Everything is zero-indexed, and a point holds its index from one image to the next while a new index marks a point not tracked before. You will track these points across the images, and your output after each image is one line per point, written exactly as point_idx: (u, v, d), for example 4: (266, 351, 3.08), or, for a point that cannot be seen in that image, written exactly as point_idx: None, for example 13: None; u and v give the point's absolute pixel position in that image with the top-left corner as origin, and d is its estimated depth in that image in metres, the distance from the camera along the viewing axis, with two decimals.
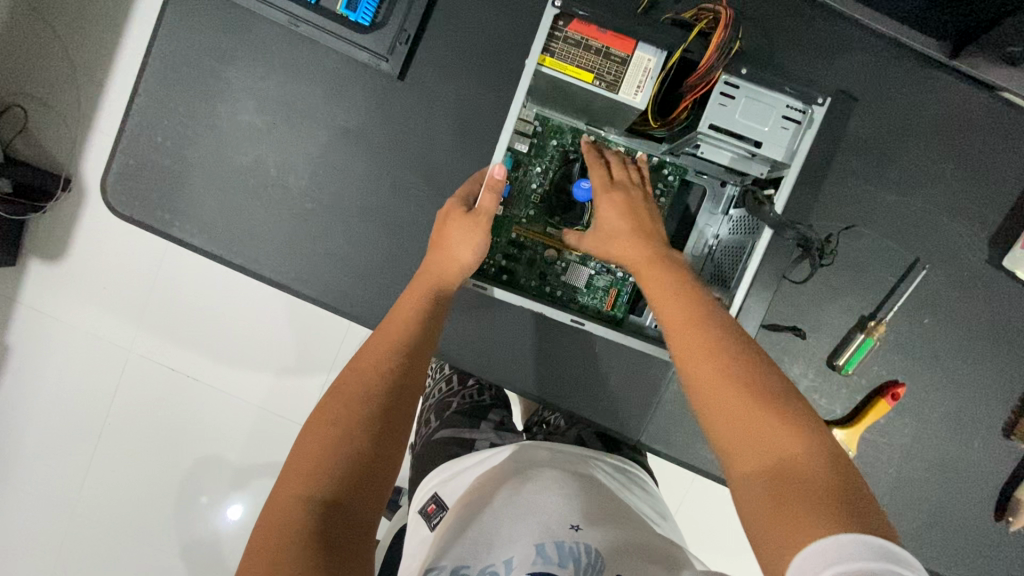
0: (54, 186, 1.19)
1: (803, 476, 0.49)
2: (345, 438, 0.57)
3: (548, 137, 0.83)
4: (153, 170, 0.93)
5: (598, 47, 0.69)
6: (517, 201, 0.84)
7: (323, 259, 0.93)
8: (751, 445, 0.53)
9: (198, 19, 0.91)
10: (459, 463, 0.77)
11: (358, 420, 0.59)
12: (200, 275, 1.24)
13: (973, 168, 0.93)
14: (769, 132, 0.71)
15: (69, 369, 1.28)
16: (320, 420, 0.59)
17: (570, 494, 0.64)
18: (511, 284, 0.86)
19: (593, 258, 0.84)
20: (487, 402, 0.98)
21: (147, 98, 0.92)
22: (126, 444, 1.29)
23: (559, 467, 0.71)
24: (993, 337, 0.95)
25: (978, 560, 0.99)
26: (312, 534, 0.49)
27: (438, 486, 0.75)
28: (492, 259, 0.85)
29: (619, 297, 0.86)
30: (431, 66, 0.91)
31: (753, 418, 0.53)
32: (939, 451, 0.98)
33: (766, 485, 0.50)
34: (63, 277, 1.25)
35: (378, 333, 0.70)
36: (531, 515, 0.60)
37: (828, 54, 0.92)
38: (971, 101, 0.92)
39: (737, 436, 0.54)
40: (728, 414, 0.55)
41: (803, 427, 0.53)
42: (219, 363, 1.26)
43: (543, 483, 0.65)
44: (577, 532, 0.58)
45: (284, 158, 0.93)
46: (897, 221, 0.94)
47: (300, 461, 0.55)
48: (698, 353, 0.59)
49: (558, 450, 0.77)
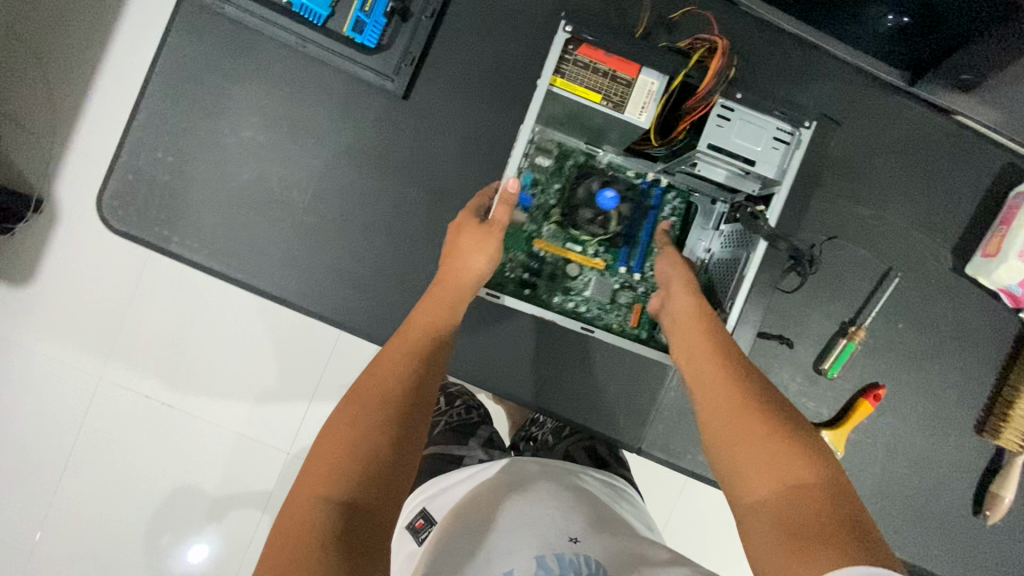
0: (24, 207, 1.16)
1: (813, 508, 0.53)
2: (372, 439, 0.58)
3: (565, 159, 0.88)
4: (152, 185, 0.92)
5: (606, 70, 0.74)
6: (537, 217, 0.88)
7: (326, 272, 0.94)
8: (764, 472, 0.58)
9: (201, 39, 0.92)
10: (446, 479, 0.77)
11: (384, 418, 0.60)
12: (183, 296, 1.21)
13: (935, 185, 1.02)
14: (762, 151, 0.77)
15: (24, 400, 1.21)
16: (339, 421, 0.60)
17: (570, 507, 0.65)
18: (532, 298, 0.88)
19: (615, 272, 0.88)
20: (474, 419, 0.97)
21: (149, 115, 0.92)
22: (87, 479, 1.22)
23: (552, 480, 0.72)
24: (962, 339, 1.03)
25: (957, 552, 1.04)
26: (330, 529, 0.49)
27: (426, 500, 0.74)
28: (512, 273, 0.88)
29: (644, 313, 0.88)
30: (434, 86, 0.94)
31: (773, 453, 0.59)
32: (917, 450, 1.03)
33: (777, 516, 0.54)
34: (29, 300, 1.20)
35: (393, 340, 0.72)
36: (531, 528, 0.60)
37: (805, 80, 0.99)
38: (931, 123, 1.01)
39: (755, 467, 0.59)
40: (748, 449, 0.61)
41: (825, 470, 0.57)
42: (200, 387, 1.23)
43: (538, 496, 0.66)
44: (577, 544, 0.58)
45: (288, 174, 0.93)
46: (872, 233, 1.01)
47: (320, 459, 0.56)
48: (724, 396, 0.66)
49: (548, 463, 0.79)
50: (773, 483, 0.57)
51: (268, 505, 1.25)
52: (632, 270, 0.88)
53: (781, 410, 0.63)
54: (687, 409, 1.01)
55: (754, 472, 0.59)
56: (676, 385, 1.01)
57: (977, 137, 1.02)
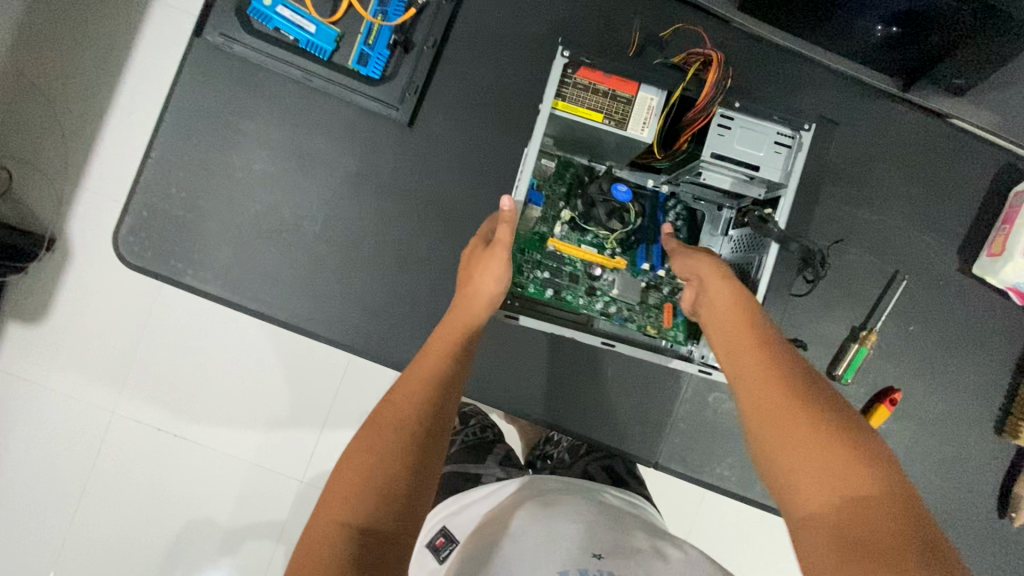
0: (37, 246, 1.18)
1: (874, 520, 0.48)
2: (386, 463, 0.58)
3: (566, 168, 0.91)
4: (167, 220, 0.94)
5: (606, 90, 0.76)
6: (548, 220, 0.88)
7: (338, 298, 0.95)
8: (819, 477, 0.52)
9: (211, 76, 0.95)
10: (466, 496, 0.77)
11: (402, 442, 0.60)
12: (196, 327, 1.23)
13: (936, 187, 1.03)
14: (765, 156, 0.78)
15: (37, 438, 1.22)
16: (356, 447, 0.60)
17: (594, 526, 0.64)
18: (556, 299, 0.88)
19: (641, 272, 0.89)
20: (490, 437, 0.97)
21: (163, 152, 0.94)
22: (101, 516, 1.22)
23: (575, 497, 0.72)
24: (974, 339, 1.02)
25: (984, 556, 1.02)
26: (350, 557, 0.49)
27: (448, 518, 0.74)
28: (529, 274, 0.87)
29: (675, 313, 0.89)
30: (438, 113, 0.97)
31: (828, 455, 0.53)
32: (937, 452, 1.02)
33: (835, 527, 0.49)
34: (44, 338, 1.22)
35: (422, 356, 0.74)
36: (556, 544, 0.60)
37: (800, 90, 1.01)
38: (928, 127, 1.03)
39: (805, 470, 0.53)
40: (797, 449, 0.55)
41: (888, 477, 0.51)
42: (214, 416, 1.24)
43: (562, 513, 0.66)
44: (602, 561, 0.58)
45: (299, 203, 0.95)
46: (877, 236, 1.02)
47: (340, 485, 0.56)
48: (767, 390, 0.60)
49: (569, 480, 0.78)
50: (827, 489, 0.51)
51: (283, 535, 1.25)
52: (655, 268, 0.88)
53: (836, 407, 0.57)
54: (703, 420, 1.01)
55: (805, 478, 0.53)
56: (690, 397, 1.01)
57: (974, 138, 1.03)
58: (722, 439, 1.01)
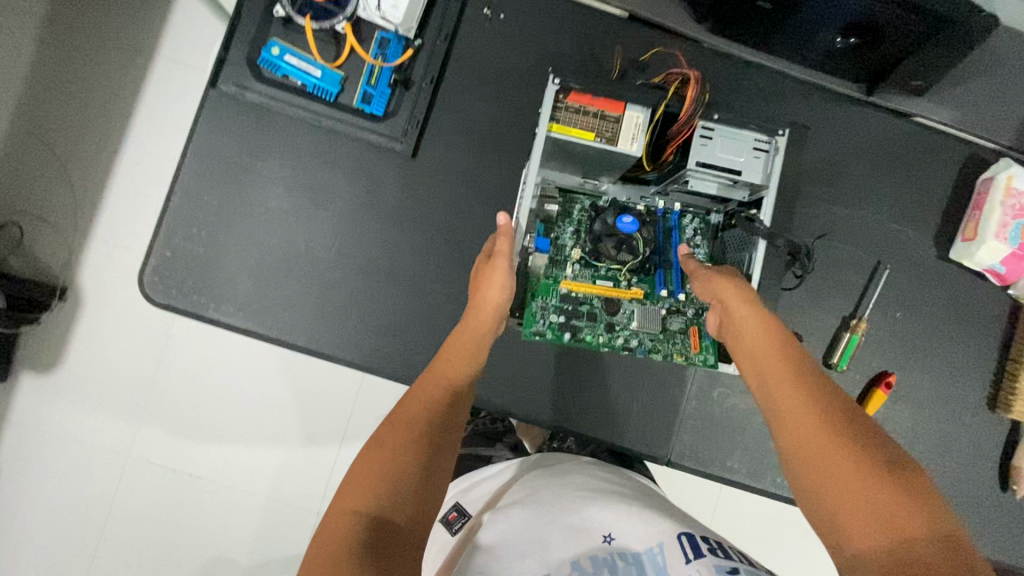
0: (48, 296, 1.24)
1: (921, 556, 0.52)
2: (395, 459, 0.62)
3: (571, 204, 0.94)
4: (190, 258, 0.99)
5: (595, 111, 0.84)
6: (560, 261, 0.93)
7: (356, 322, 1.00)
8: (864, 510, 0.56)
9: (227, 122, 1.01)
10: (476, 475, 0.90)
11: (413, 439, 0.65)
12: (213, 363, 1.27)
13: (908, 181, 1.10)
14: (745, 161, 0.86)
15: (58, 484, 1.24)
16: (371, 444, 0.64)
17: (613, 503, 0.71)
18: (578, 340, 0.92)
19: (659, 298, 0.93)
20: (500, 428, 1.12)
21: (184, 195, 1.00)
22: (123, 559, 1.24)
23: (578, 470, 0.83)
24: (959, 321, 1.08)
25: (991, 530, 1.06)
26: (362, 541, 0.53)
27: (459, 494, 0.87)
28: (547, 319, 0.91)
29: (701, 336, 0.93)
30: (439, 142, 1.04)
31: (871, 490, 0.57)
32: (936, 432, 1.07)
33: (883, 560, 0.53)
34: (64, 384, 1.25)
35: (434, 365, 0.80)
36: (560, 500, 0.73)
37: (775, 100, 1.09)
38: (895, 127, 1.10)
39: (851, 503, 0.57)
40: (842, 483, 0.59)
41: (929, 513, 0.55)
42: (233, 449, 1.27)
43: (565, 479, 0.79)
44: (611, 542, 0.65)
45: (314, 235, 1.01)
46: (858, 230, 1.08)
47: (355, 477, 0.60)
48: (808, 425, 0.65)
49: (572, 458, 0.90)
50: (871, 521, 0.55)
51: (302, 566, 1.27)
52: (675, 292, 0.93)
53: (873, 442, 0.62)
54: (711, 416, 1.05)
55: (864, 515, 0.56)
56: (695, 395, 1.05)
57: (938, 134, 1.11)
58: (730, 433, 1.05)
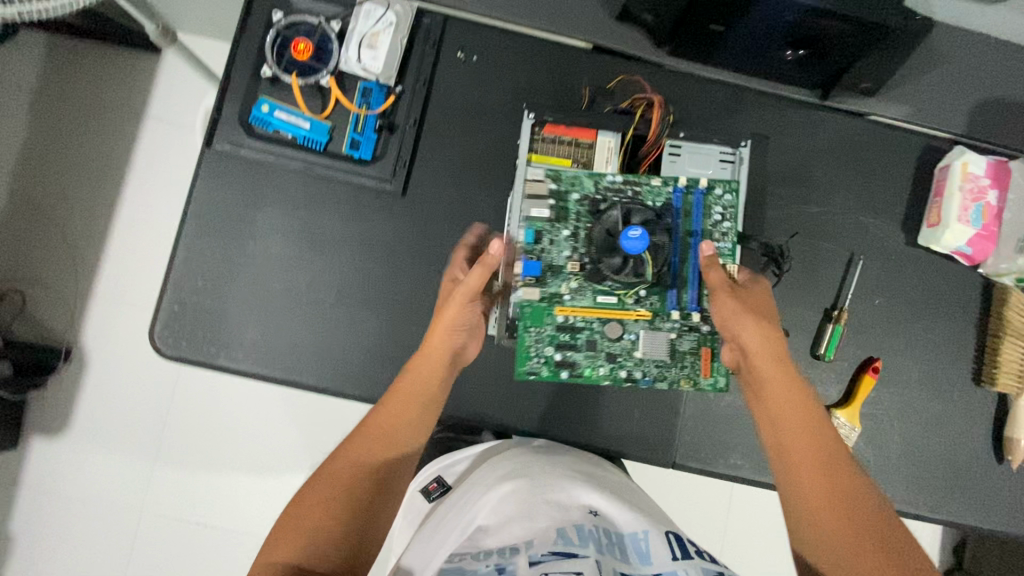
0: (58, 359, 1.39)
1: None
2: (325, 513, 0.77)
3: (567, 193, 0.93)
4: (195, 309, 1.04)
5: (570, 139, 0.95)
6: (557, 279, 0.93)
7: (360, 356, 1.04)
8: (852, 552, 0.74)
9: (223, 177, 1.07)
10: (459, 453, 1.05)
11: (347, 496, 0.79)
12: (228, 408, 1.41)
13: (872, 176, 1.16)
14: (713, 172, 0.97)
15: (96, 529, 1.37)
16: (314, 493, 0.79)
17: (593, 488, 0.85)
18: (577, 375, 0.95)
19: (667, 319, 0.94)
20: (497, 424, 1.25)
21: (186, 250, 1.05)
22: None
23: (556, 455, 0.97)
24: (935, 303, 1.13)
25: (988, 500, 1.10)
26: None
27: (440, 469, 1.03)
28: (548, 354, 0.94)
29: (712, 360, 0.95)
30: (426, 179, 1.09)
31: (861, 540, 0.74)
32: (926, 411, 1.11)
33: None
34: (95, 438, 1.39)
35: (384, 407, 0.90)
36: (540, 478, 0.86)
37: (736, 113, 1.17)
38: (853, 126, 1.17)
39: (843, 546, 0.75)
40: (838, 532, 0.75)
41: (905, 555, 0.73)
42: (253, 484, 1.40)
43: (546, 462, 0.92)
44: (594, 516, 0.79)
45: (314, 278, 1.06)
46: (829, 226, 1.14)
47: (298, 523, 0.76)
48: (815, 480, 0.79)
49: (550, 444, 1.03)
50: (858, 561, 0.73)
51: None
52: (687, 310, 0.94)
53: (866, 496, 0.78)
54: (710, 416, 1.08)
55: (848, 561, 0.74)
56: (693, 397, 1.08)
57: (895, 129, 1.17)
58: (730, 431, 1.09)
